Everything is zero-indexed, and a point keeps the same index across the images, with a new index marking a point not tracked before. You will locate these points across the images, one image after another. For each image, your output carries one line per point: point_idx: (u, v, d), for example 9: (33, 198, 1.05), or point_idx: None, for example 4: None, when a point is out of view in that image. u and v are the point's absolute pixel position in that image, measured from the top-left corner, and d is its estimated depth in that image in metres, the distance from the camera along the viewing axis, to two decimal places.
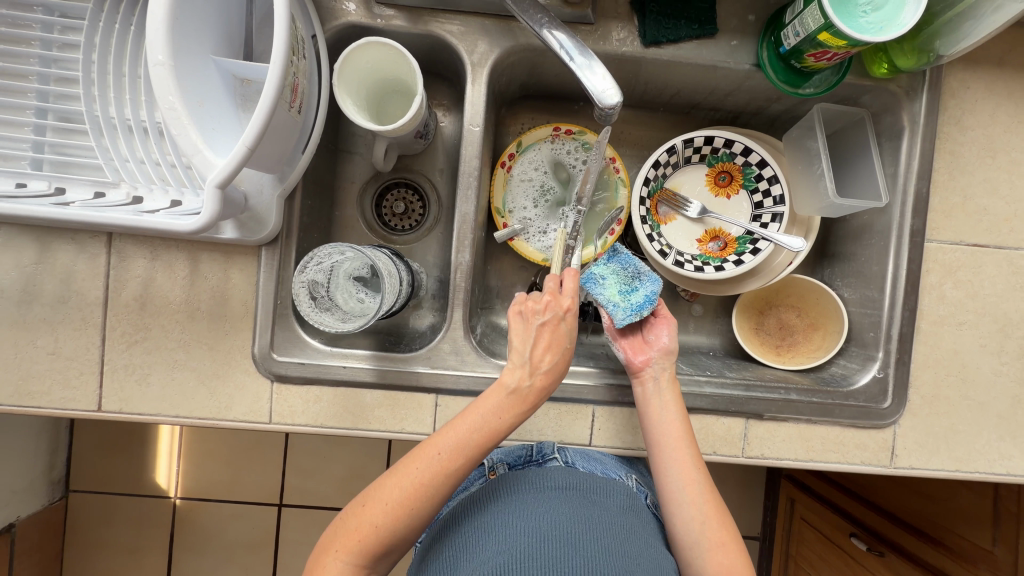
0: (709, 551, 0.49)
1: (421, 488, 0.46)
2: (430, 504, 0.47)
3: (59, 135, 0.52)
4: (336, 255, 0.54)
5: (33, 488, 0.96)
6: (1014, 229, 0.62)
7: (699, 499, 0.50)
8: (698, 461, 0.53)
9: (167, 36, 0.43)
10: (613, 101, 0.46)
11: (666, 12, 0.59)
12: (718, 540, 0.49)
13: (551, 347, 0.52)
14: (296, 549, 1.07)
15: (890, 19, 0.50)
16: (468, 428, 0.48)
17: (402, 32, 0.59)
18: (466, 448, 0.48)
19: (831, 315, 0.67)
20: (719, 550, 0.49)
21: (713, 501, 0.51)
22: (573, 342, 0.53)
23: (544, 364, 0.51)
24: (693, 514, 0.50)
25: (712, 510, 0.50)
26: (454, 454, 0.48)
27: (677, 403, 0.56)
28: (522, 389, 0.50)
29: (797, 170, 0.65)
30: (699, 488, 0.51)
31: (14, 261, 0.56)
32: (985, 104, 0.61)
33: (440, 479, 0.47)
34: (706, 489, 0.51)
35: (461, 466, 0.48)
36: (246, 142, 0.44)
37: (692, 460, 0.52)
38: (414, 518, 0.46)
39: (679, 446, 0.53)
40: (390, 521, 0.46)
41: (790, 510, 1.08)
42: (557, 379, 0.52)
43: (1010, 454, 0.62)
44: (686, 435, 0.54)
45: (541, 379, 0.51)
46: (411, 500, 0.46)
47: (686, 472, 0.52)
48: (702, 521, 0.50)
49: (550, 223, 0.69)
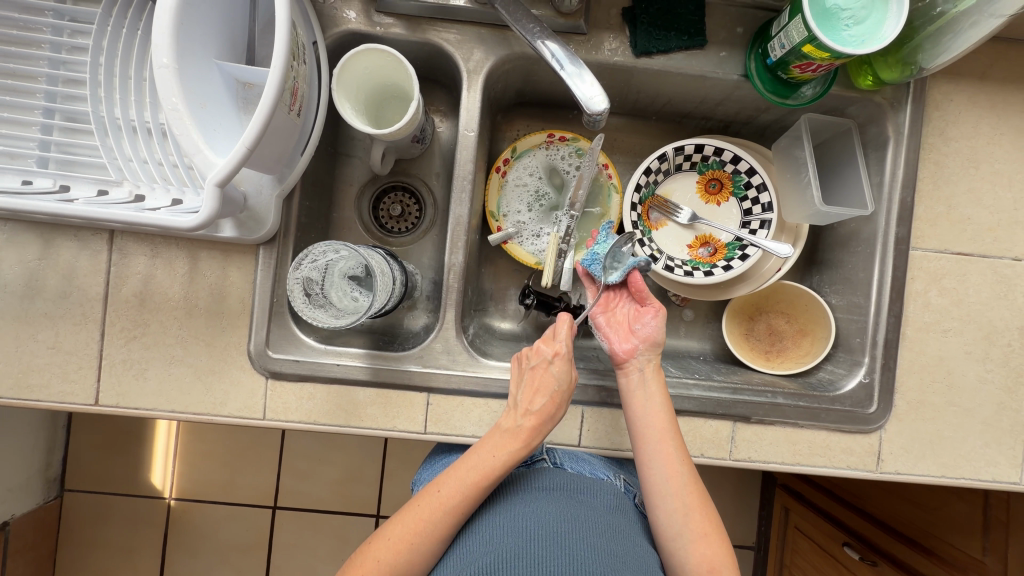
0: (692, 542, 0.50)
1: (421, 524, 0.49)
2: (429, 541, 0.48)
3: (65, 135, 0.53)
4: (330, 253, 0.56)
5: (30, 485, 0.96)
6: (998, 239, 0.63)
7: (682, 491, 0.52)
8: (682, 452, 0.54)
9: (172, 40, 0.45)
10: (600, 108, 0.48)
11: (656, 23, 0.60)
12: (701, 531, 0.51)
13: (540, 390, 0.54)
14: (289, 551, 1.07)
15: (871, 33, 0.51)
16: (464, 467, 0.51)
17: (401, 39, 0.61)
18: (464, 487, 0.50)
19: (818, 321, 0.68)
20: (701, 542, 0.50)
21: (696, 493, 0.52)
22: (565, 385, 0.55)
23: (535, 407, 0.53)
24: (677, 506, 0.51)
25: (695, 502, 0.52)
26: (452, 493, 0.49)
27: (661, 396, 0.56)
28: (515, 430, 0.52)
29: (785, 178, 0.67)
30: (683, 480, 0.52)
31: (18, 256, 0.57)
32: (969, 117, 0.63)
33: (439, 513, 0.49)
34: (689, 481, 0.52)
35: (460, 501, 0.49)
36: (246, 142, 0.45)
37: (675, 452, 0.53)
38: (413, 552, 0.48)
39: (663, 439, 0.54)
40: (392, 557, 0.48)
41: (784, 518, 1.07)
42: (551, 421, 0.54)
43: (995, 461, 0.62)
44: (670, 428, 0.55)
45: (532, 421, 0.53)
46: (414, 536, 0.48)
47: (670, 465, 0.53)
48: (685, 513, 0.51)
49: (543, 227, 0.70)
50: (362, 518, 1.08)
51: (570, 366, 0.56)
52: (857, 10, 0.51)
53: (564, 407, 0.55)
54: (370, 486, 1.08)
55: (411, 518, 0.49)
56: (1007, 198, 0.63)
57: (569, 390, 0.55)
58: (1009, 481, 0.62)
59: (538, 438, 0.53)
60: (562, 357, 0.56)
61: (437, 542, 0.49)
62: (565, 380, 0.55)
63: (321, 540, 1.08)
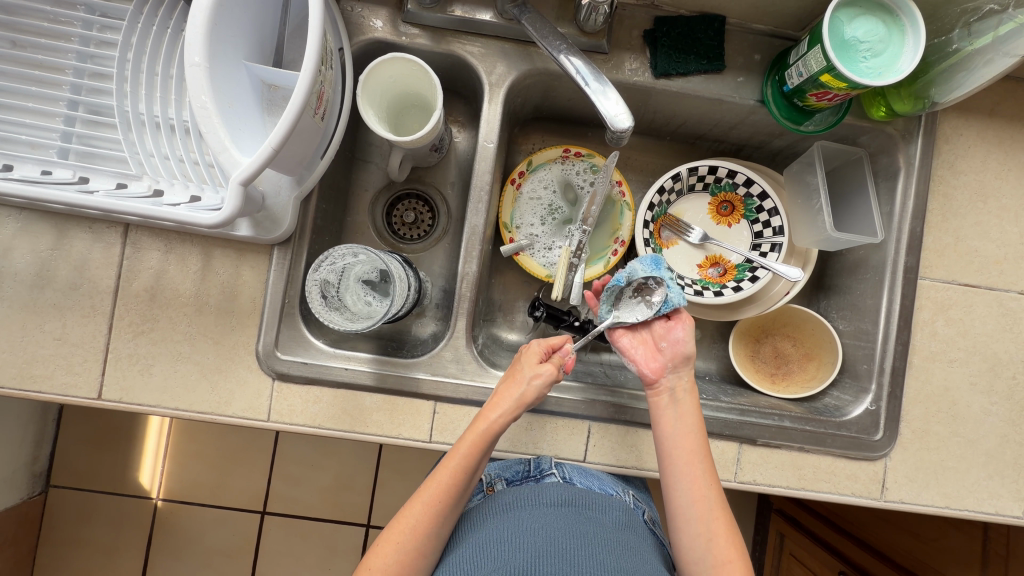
0: (713, 568, 0.51)
1: (405, 520, 0.50)
2: (413, 536, 0.49)
3: (87, 127, 0.54)
4: (349, 257, 0.56)
5: (14, 479, 0.94)
6: (1003, 272, 0.64)
7: (707, 516, 0.52)
8: (709, 476, 0.54)
9: (205, 40, 0.46)
10: (625, 125, 0.49)
11: (676, 47, 0.62)
12: (724, 558, 0.51)
13: (508, 376, 0.56)
14: (278, 557, 1.05)
15: (888, 66, 0.52)
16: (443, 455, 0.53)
17: (425, 50, 0.62)
18: (449, 478, 0.51)
19: (825, 346, 0.68)
20: (723, 568, 0.50)
21: (722, 519, 0.52)
22: (528, 369, 0.55)
23: (500, 390, 0.55)
24: (700, 531, 0.52)
25: (721, 528, 0.52)
26: (438, 487, 0.51)
27: (692, 421, 0.56)
28: (483, 410, 0.54)
29: (796, 204, 0.68)
30: (709, 505, 0.52)
31: (32, 246, 0.57)
32: (977, 151, 0.64)
33: (419, 508, 0.50)
34: (715, 506, 0.53)
35: (437, 491, 0.50)
36: (273, 144, 0.46)
37: (703, 478, 0.53)
38: (401, 553, 0.49)
39: (692, 461, 0.54)
40: (381, 560, 0.49)
41: (780, 545, 1.06)
42: (513, 403, 0.53)
43: (998, 493, 0.63)
44: (699, 450, 0.55)
45: (494, 399, 0.54)
46: (397, 535, 0.49)
47: (697, 490, 0.53)
48: (709, 538, 0.52)
49: (556, 240, 0.71)
50: (354, 526, 1.06)
51: (538, 355, 0.56)
52: (875, 43, 0.52)
53: (531, 389, 0.54)
54: (363, 494, 1.06)
55: (395, 521, 0.51)
56: (1014, 231, 0.64)
57: (537, 374, 0.54)
58: (1011, 514, 0.62)
59: (498, 413, 0.53)
60: (531, 349, 0.57)
61: (423, 539, 0.49)
62: (528, 364, 0.55)
63: (311, 548, 1.06)
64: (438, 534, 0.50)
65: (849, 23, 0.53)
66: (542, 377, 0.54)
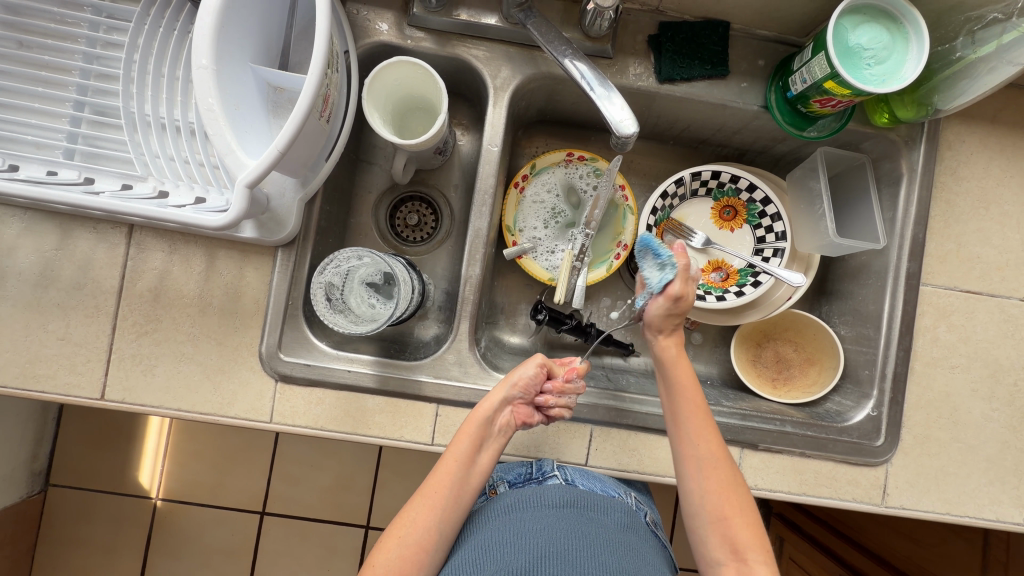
0: (711, 523, 0.51)
1: (406, 516, 0.51)
2: (415, 530, 0.50)
3: (93, 128, 0.54)
4: (353, 260, 0.56)
5: (14, 478, 0.94)
6: (1005, 278, 0.64)
7: (699, 474, 0.52)
8: (700, 434, 0.53)
9: (213, 43, 0.46)
10: (630, 131, 0.49)
11: (681, 52, 0.62)
12: (722, 514, 0.51)
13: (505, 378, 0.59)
14: (277, 558, 1.05)
15: (892, 73, 0.53)
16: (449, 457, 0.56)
17: (431, 53, 0.62)
18: (446, 467, 0.52)
19: (826, 351, 0.68)
20: (721, 524, 0.51)
21: (716, 477, 0.52)
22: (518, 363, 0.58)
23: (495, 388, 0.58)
24: (695, 489, 0.52)
25: (715, 487, 0.52)
26: (436, 478, 0.52)
27: (679, 378, 0.56)
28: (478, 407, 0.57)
29: (799, 209, 0.68)
30: (700, 465, 0.52)
31: (36, 245, 0.57)
32: (980, 158, 0.64)
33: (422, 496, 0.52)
34: (707, 465, 0.52)
35: (435, 480, 0.52)
36: (278, 147, 0.46)
37: (692, 436, 0.53)
38: (402, 547, 0.49)
39: (678, 421, 0.54)
40: (383, 556, 0.49)
41: (778, 550, 1.06)
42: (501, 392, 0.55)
43: (999, 500, 0.63)
44: (686, 408, 0.54)
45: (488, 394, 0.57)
46: (399, 530, 0.50)
47: (685, 447, 0.53)
48: (703, 496, 0.52)
49: (558, 243, 0.71)
50: (353, 527, 1.06)
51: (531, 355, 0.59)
52: (879, 50, 0.53)
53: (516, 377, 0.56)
54: (362, 496, 1.06)
55: (397, 519, 0.51)
56: (1015, 238, 0.64)
57: (524, 365, 0.57)
58: (1011, 521, 0.63)
59: (488, 400, 0.55)
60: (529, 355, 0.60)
61: (426, 532, 0.50)
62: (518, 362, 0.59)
63: (309, 549, 1.06)
64: (441, 530, 0.51)
65: (853, 30, 0.53)
66: (526, 363, 0.56)
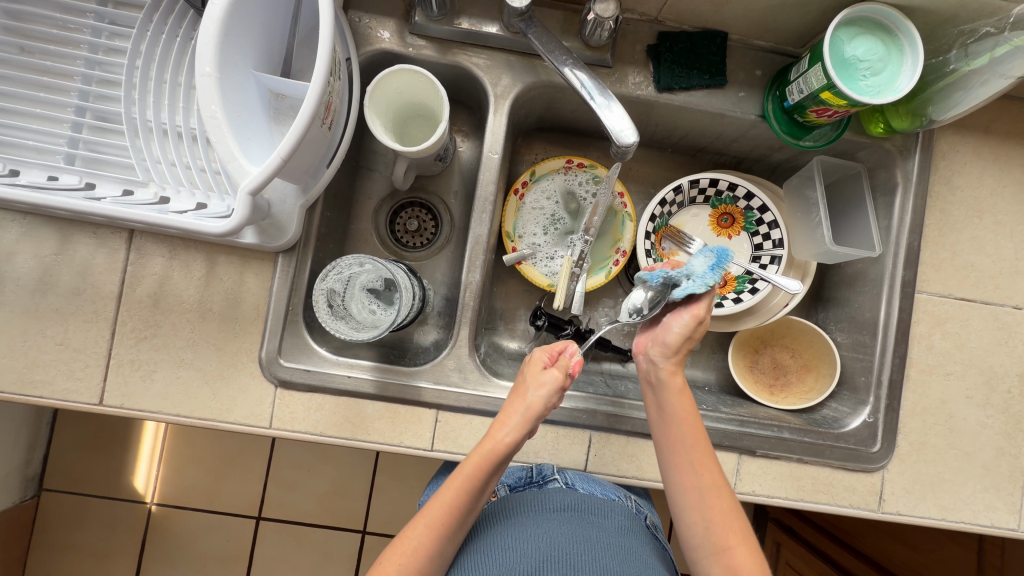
0: (714, 555, 0.50)
1: (407, 543, 0.48)
2: (413, 561, 0.47)
3: (94, 134, 0.54)
4: (355, 266, 0.57)
5: (7, 483, 0.93)
6: (999, 286, 0.65)
7: (701, 504, 0.52)
8: (699, 462, 0.53)
9: (217, 51, 0.46)
10: (630, 140, 0.50)
11: (679, 62, 0.63)
12: (724, 544, 0.50)
13: (513, 393, 0.54)
14: (273, 564, 1.05)
15: (887, 84, 0.54)
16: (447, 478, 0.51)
17: (432, 61, 0.63)
18: (452, 500, 0.49)
19: (823, 357, 0.69)
20: (723, 555, 0.50)
21: (718, 504, 0.51)
22: (531, 379, 0.53)
23: (506, 407, 0.53)
24: (695, 519, 0.51)
25: (718, 516, 0.51)
26: (438, 508, 0.49)
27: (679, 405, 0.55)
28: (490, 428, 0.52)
29: (796, 217, 0.68)
30: (702, 493, 0.52)
31: (35, 250, 0.57)
32: (973, 168, 0.65)
33: (421, 528, 0.48)
34: (709, 492, 0.52)
35: (440, 512, 0.49)
36: (281, 155, 0.46)
37: (693, 464, 0.53)
38: None
39: (680, 449, 0.54)
40: None
41: (776, 555, 1.05)
42: (519, 418, 0.51)
43: (994, 506, 0.63)
44: (686, 436, 0.54)
45: (500, 417, 0.52)
46: (398, 557, 0.47)
47: (686, 476, 0.53)
48: (706, 525, 0.51)
49: (558, 249, 0.71)
50: (349, 533, 1.06)
51: (540, 366, 0.55)
52: (874, 62, 0.53)
53: (538, 401, 0.52)
54: (359, 501, 1.06)
55: (399, 540, 0.49)
56: (1009, 247, 0.65)
57: (543, 384, 0.52)
58: (1006, 527, 0.63)
59: (506, 430, 0.51)
60: (533, 358, 0.56)
61: (424, 561, 0.47)
62: (532, 376, 0.54)
63: (306, 554, 1.05)
64: (439, 557, 0.48)
65: (849, 42, 0.54)
66: (549, 387, 0.52)
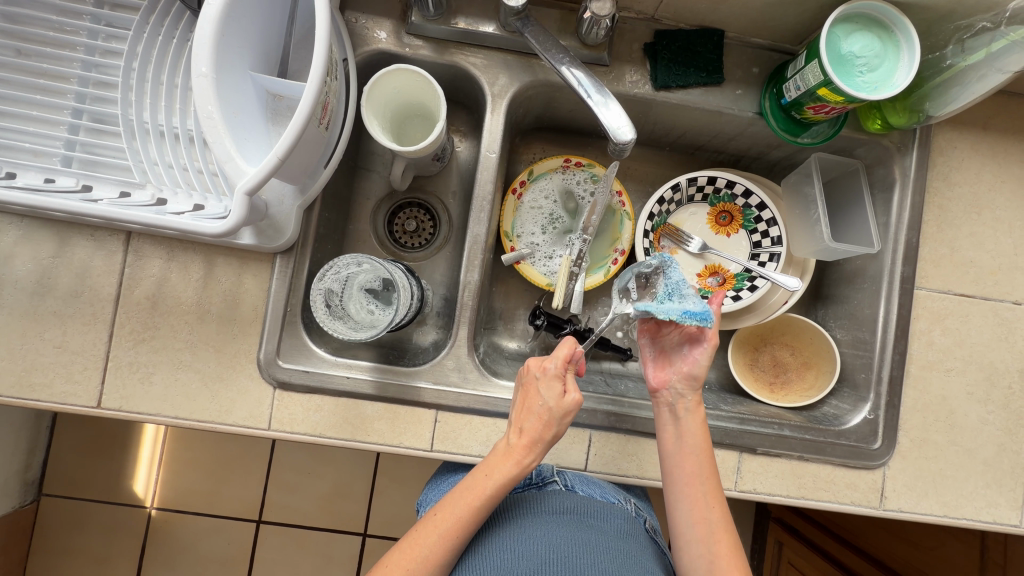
0: None
1: (417, 549, 0.48)
2: (424, 566, 0.47)
3: (91, 135, 0.54)
4: (353, 266, 0.57)
5: (7, 488, 0.93)
6: (998, 282, 0.65)
7: (709, 538, 0.52)
8: (710, 498, 0.53)
9: (213, 52, 0.46)
10: (627, 138, 0.49)
11: (676, 60, 0.63)
12: None
13: (530, 409, 0.51)
14: (274, 567, 1.05)
15: (884, 80, 0.53)
16: (461, 487, 0.50)
17: (428, 61, 0.63)
18: (468, 520, 0.48)
19: (823, 355, 0.69)
20: None
21: (725, 541, 0.52)
22: (554, 404, 0.51)
23: (524, 425, 0.51)
24: (701, 553, 0.52)
25: (724, 551, 0.51)
26: (453, 523, 0.48)
27: (695, 441, 0.55)
28: (509, 449, 0.50)
29: (794, 214, 0.68)
30: (711, 527, 0.52)
31: (33, 253, 0.57)
32: (971, 163, 0.65)
33: (434, 537, 0.48)
34: (718, 528, 0.52)
35: (455, 524, 0.48)
36: (278, 155, 0.46)
37: (705, 498, 0.53)
38: None
39: (693, 482, 0.53)
40: None
41: (778, 552, 1.04)
42: (545, 443, 0.51)
43: (996, 502, 0.63)
44: (701, 470, 0.54)
45: (522, 440, 0.50)
46: (408, 562, 0.47)
47: (697, 510, 0.53)
48: (711, 560, 0.51)
49: (556, 248, 0.71)
50: (350, 535, 1.05)
51: (561, 384, 0.52)
52: (871, 58, 0.53)
53: (561, 426, 0.51)
54: (359, 503, 1.06)
55: (408, 544, 0.49)
56: (1008, 242, 0.65)
57: (566, 409, 0.51)
58: (1008, 523, 0.63)
59: (531, 457, 0.50)
60: (549, 374, 0.52)
61: (433, 571, 0.47)
62: (552, 398, 0.51)
63: (307, 557, 1.05)
64: (447, 565, 0.49)
65: (846, 38, 0.54)
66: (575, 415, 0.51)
